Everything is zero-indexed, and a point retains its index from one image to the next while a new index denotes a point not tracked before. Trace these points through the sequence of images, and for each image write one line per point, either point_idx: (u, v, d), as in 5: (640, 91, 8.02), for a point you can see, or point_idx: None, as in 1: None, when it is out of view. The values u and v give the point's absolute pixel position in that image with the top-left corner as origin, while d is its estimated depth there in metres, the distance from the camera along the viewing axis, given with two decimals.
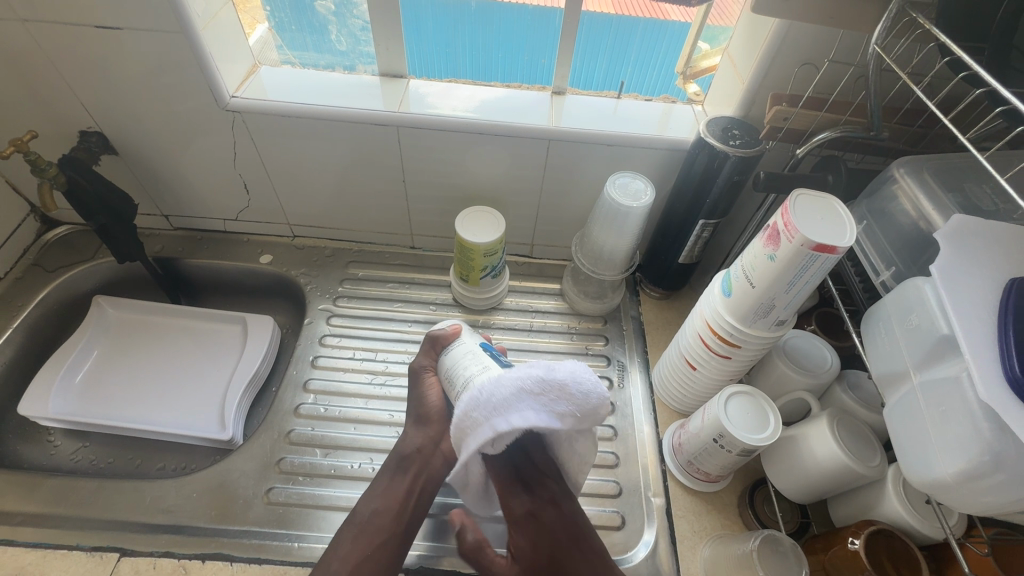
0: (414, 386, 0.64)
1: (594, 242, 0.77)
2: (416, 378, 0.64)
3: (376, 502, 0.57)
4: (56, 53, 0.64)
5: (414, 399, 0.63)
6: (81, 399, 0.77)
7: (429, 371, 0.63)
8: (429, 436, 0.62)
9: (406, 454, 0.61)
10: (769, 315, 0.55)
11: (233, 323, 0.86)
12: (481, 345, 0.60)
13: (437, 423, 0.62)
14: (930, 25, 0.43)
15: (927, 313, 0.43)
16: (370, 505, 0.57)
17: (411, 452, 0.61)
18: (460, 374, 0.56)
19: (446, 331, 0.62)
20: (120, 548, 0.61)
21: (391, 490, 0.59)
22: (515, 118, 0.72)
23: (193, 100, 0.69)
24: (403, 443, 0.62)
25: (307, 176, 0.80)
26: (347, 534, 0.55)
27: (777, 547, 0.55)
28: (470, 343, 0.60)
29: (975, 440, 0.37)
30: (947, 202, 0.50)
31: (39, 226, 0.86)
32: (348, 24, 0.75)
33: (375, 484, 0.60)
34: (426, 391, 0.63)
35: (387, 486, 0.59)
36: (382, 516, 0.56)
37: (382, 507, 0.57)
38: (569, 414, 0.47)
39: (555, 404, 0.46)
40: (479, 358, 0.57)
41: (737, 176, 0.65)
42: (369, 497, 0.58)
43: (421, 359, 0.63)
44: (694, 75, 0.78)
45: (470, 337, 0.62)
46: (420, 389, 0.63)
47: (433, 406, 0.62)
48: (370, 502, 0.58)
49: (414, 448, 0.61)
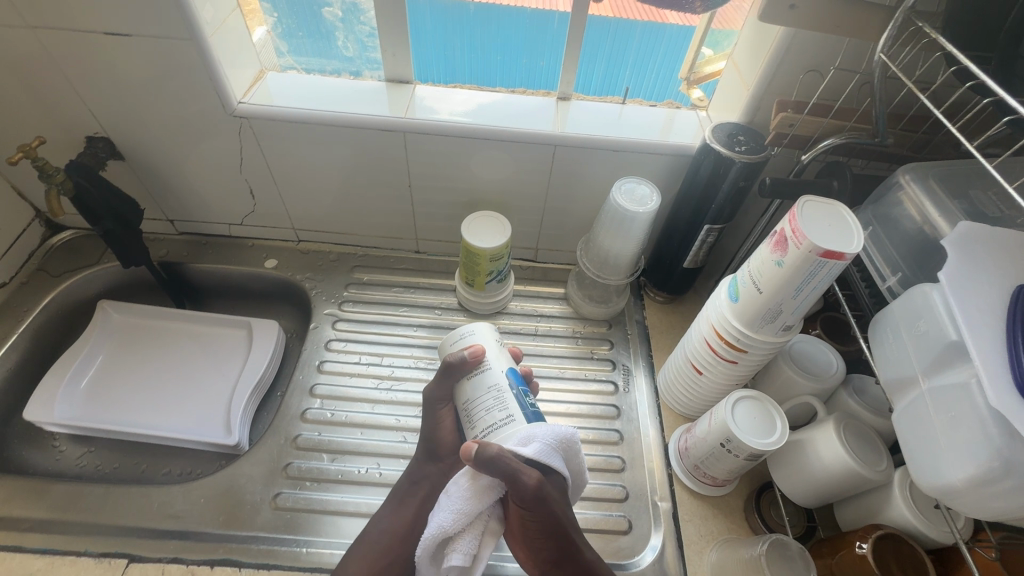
0: (427, 414, 0.61)
1: (599, 246, 0.77)
2: (431, 409, 0.60)
3: (385, 524, 0.60)
4: (64, 59, 0.65)
5: (425, 431, 0.61)
6: (86, 404, 0.77)
7: (446, 401, 0.59)
8: (436, 466, 0.62)
9: (415, 480, 0.62)
10: (776, 320, 0.55)
11: (238, 327, 0.86)
12: (508, 373, 0.55)
13: (447, 455, 0.61)
14: (935, 34, 0.44)
15: (936, 320, 0.44)
16: (378, 527, 0.60)
17: (419, 478, 0.62)
18: (481, 419, 0.53)
19: (461, 358, 0.56)
20: (128, 554, 0.61)
21: (399, 513, 0.61)
22: (520, 124, 0.73)
23: (201, 106, 0.70)
24: (415, 468, 0.63)
25: (313, 182, 0.80)
26: (353, 554, 0.58)
27: (784, 552, 0.56)
28: (496, 372, 0.55)
29: (984, 446, 0.38)
30: (953, 208, 0.50)
31: (44, 230, 0.86)
32: (355, 30, 0.75)
33: (384, 506, 0.62)
34: (437, 420, 0.60)
35: (394, 509, 0.61)
36: (388, 538, 0.59)
37: (391, 529, 0.60)
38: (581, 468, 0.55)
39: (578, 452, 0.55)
40: (504, 403, 0.53)
41: (743, 181, 0.65)
42: (379, 517, 0.61)
43: (435, 390, 0.58)
44: (698, 80, 0.78)
45: (499, 359, 0.57)
46: (431, 419, 0.60)
47: (445, 438, 0.61)
48: (378, 522, 0.60)
49: (422, 474, 0.62)
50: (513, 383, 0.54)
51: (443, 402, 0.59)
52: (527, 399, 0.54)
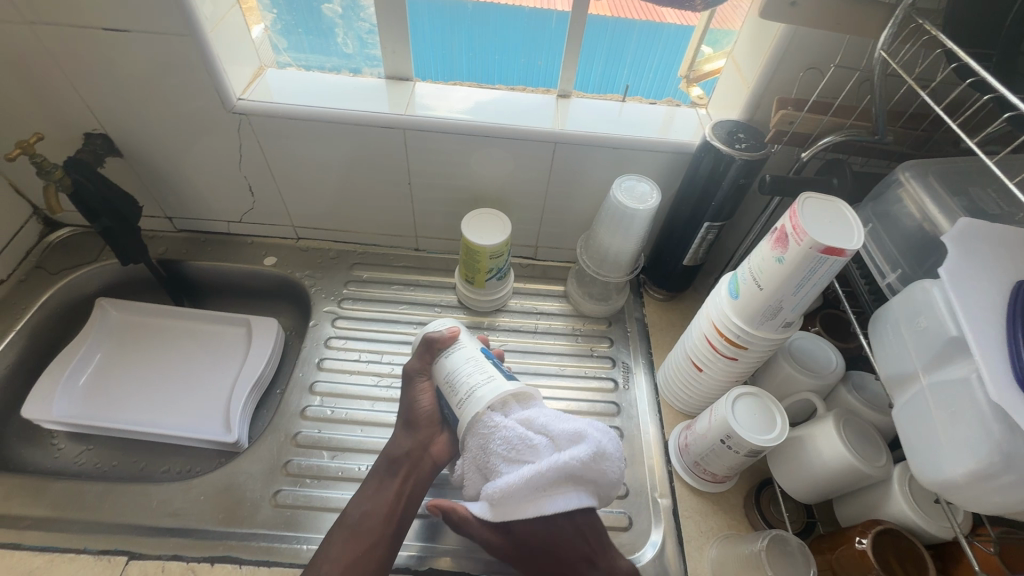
0: (405, 389, 0.63)
1: (598, 244, 0.78)
2: (409, 384, 0.62)
3: (367, 506, 0.58)
4: (63, 55, 0.64)
5: (405, 405, 0.62)
6: (84, 402, 0.76)
7: (423, 374, 0.62)
8: (415, 441, 0.61)
9: (394, 459, 0.60)
10: (777, 317, 0.55)
11: (238, 325, 0.86)
12: (480, 347, 0.62)
13: (424, 427, 0.61)
14: (936, 31, 0.44)
15: (936, 315, 0.44)
16: (360, 509, 0.57)
17: (399, 456, 0.60)
18: (462, 382, 0.57)
19: (440, 333, 0.61)
20: (128, 551, 0.61)
21: (381, 494, 0.59)
22: (520, 121, 0.73)
23: (200, 102, 0.69)
24: (392, 446, 0.62)
25: (312, 179, 0.80)
26: (336, 539, 0.55)
27: (784, 548, 0.56)
28: (470, 346, 0.61)
29: (985, 441, 0.38)
30: (952, 205, 0.50)
31: (42, 227, 0.86)
32: (355, 27, 0.75)
33: (364, 488, 0.60)
34: (417, 394, 0.62)
35: (376, 491, 0.59)
36: (370, 521, 0.56)
37: (373, 511, 0.57)
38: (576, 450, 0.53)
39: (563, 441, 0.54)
40: (482, 367, 0.58)
41: (743, 179, 0.65)
42: (359, 501, 0.58)
43: (413, 364, 0.62)
44: (698, 78, 0.78)
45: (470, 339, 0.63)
46: (409, 393, 0.62)
47: (424, 410, 0.61)
48: (360, 506, 0.58)
49: (403, 452, 0.60)
50: (485, 355, 0.60)
51: (420, 379, 0.62)
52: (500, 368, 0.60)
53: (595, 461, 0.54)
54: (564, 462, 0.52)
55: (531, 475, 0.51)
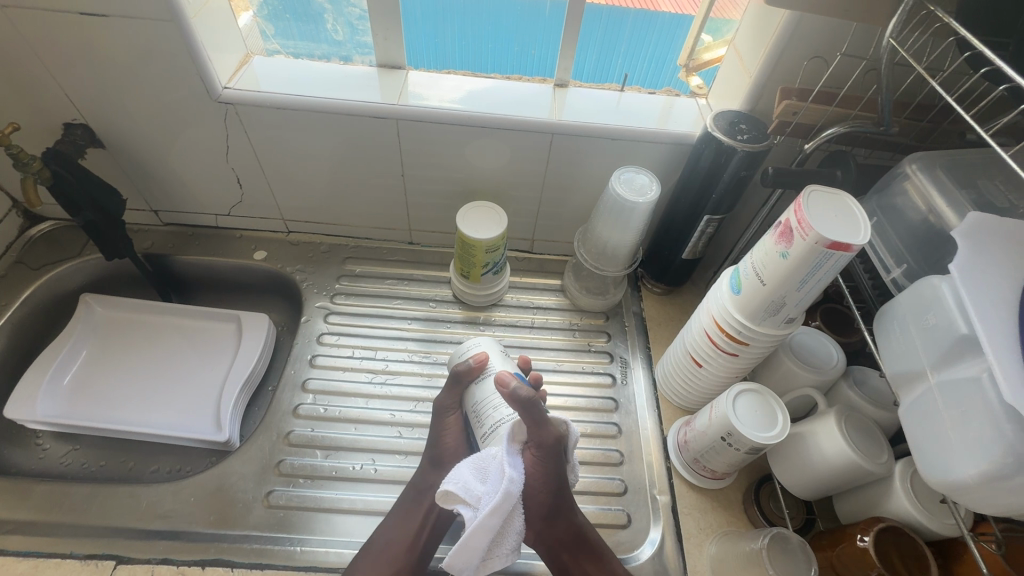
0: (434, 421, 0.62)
1: (597, 238, 0.76)
2: (438, 418, 0.62)
3: (390, 534, 0.57)
4: (39, 42, 0.62)
5: (432, 439, 0.62)
6: (69, 401, 0.74)
7: (452, 410, 0.62)
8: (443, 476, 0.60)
9: (422, 490, 0.60)
10: (779, 312, 0.54)
11: (227, 321, 0.84)
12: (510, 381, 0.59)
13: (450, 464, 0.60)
14: (948, 19, 0.43)
15: (945, 313, 0.43)
16: (385, 537, 0.57)
17: (424, 487, 0.60)
18: (488, 416, 0.57)
19: (466, 367, 0.60)
20: (115, 555, 0.59)
21: (405, 524, 0.58)
22: (517, 112, 0.71)
23: (185, 91, 0.67)
24: (421, 477, 0.62)
25: (302, 171, 0.78)
26: (359, 565, 0.56)
27: (785, 545, 0.55)
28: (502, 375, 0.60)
29: (997, 442, 0.37)
30: (961, 198, 0.49)
31: (22, 221, 0.83)
32: (345, 13, 0.72)
33: (391, 516, 0.60)
34: (444, 427, 0.61)
35: (401, 519, 0.59)
36: (394, 550, 0.56)
37: (396, 541, 0.57)
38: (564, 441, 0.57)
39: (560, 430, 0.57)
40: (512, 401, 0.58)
41: (744, 171, 0.64)
42: (386, 527, 0.58)
43: (447, 399, 0.62)
44: (697, 67, 0.77)
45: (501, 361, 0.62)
46: (439, 428, 0.61)
47: (449, 446, 0.60)
48: (385, 532, 0.58)
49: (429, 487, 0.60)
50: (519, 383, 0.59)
51: (452, 410, 0.62)
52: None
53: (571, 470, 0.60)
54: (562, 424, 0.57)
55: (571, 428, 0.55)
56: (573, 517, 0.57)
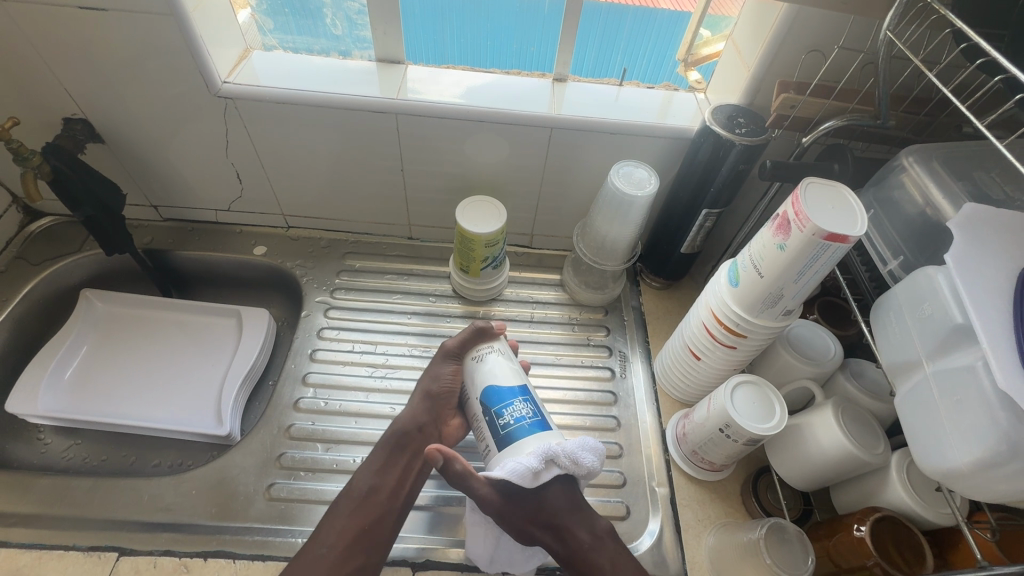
0: (436, 362, 0.65)
1: (596, 232, 0.76)
2: (441, 360, 0.65)
3: (375, 478, 0.59)
4: (38, 36, 0.62)
5: (427, 378, 0.65)
6: (71, 396, 0.75)
7: (455, 356, 0.64)
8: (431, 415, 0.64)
9: (408, 433, 0.62)
10: (777, 305, 0.55)
11: (228, 315, 0.84)
12: (496, 387, 0.59)
13: (445, 401, 0.64)
14: (944, 10, 0.43)
15: (940, 303, 0.43)
16: (367, 481, 0.59)
17: (412, 429, 0.62)
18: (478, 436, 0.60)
19: (486, 330, 0.64)
20: (118, 547, 0.60)
21: (391, 466, 0.60)
22: (516, 106, 0.71)
23: (184, 86, 0.67)
24: (401, 421, 0.63)
25: (302, 166, 0.78)
26: (345, 509, 0.57)
27: (782, 535, 0.56)
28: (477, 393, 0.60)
29: (991, 430, 0.38)
30: (957, 190, 0.50)
31: (22, 217, 0.83)
32: (344, 7, 0.73)
33: (370, 459, 0.61)
34: (444, 372, 0.64)
35: (385, 463, 0.60)
36: (378, 493, 0.58)
37: (382, 484, 0.59)
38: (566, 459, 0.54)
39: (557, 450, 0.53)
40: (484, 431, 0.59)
41: (743, 164, 0.64)
42: (366, 471, 0.60)
43: (455, 346, 0.64)
44: (695, 63, 0.76)
45: (488, 369, 0.61)
46: (440, 368, 0.65)
47: (445, 386, 0.64)
48: (366, 476, 0.59)
49: (415, 427, 0.62)
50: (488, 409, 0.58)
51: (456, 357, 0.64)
52: (517, 409, 0.57)
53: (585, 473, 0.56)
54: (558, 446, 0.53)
55: (531, 459, 0.52)
56: (567, 542, 0.54)
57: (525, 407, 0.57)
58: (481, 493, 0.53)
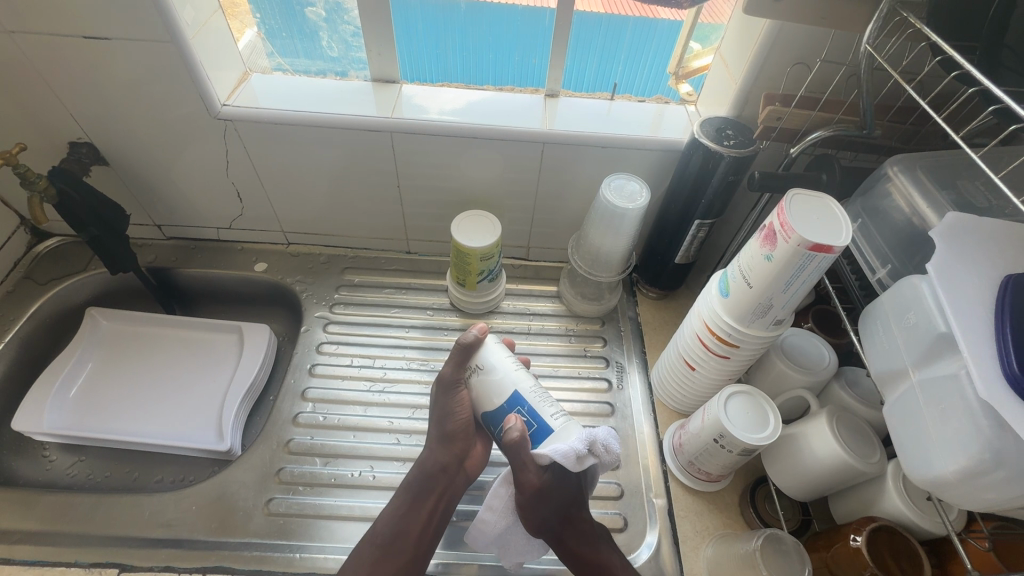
0: (441, 397, 0.61)
1: (589, 244, 0.77)
2: (446, 392, 0.61)
3: (400, 524, 0.57)
4: (45, 65, 0.64)
5: (440, 412, 0.61)
6: (76, 412, 0.76)
7: (460, 384, 0.60)
8: (452, 454, 0.61)
9: (430, 473, 0.60)
10: (767, 314, 0.55)
11: (230, 331, 0.85)
12: (514, 392, 0.56)
13: (460, 436, 0.62)
14: (921, 25, 0.44)
15: (924, 312, 0.44)
16: (392, 527, 0.57)
17: (435, 472, 0.60)
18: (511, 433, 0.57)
19: (472, 342, 0.58)
20: (119, 564, 0.61)
21: (415, 511, 0.58)
22: (507, 122, 0.72)
23: (185, 109, 0.69)
24: (427, 458, 0.61)
25: (302, 185, 0.80)
26: (368, 558, 0.56)
27: (779, 546, 0.55)
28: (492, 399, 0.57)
29: (975, 438, 0.38)
30: (940, 199, 0.50)
31: (30, 238, 0.85)
32: (338, 30, 0.75)
33: (393, 505, 0.59)
34: (454, 403, 0.61)
35: (409, 507, 0.59)
36: (404, 539, 0.57)
37: (407, 530, 0.57)
38: (596, 444, 0.54)
39: (588, 436, 0.54)
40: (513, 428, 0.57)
41: (732, 176, 0.65)
42: (391, 516, 0.58)
43: (452, 372, 0.60)
44: (686, 75, 0.78)
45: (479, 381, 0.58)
46: (448, 402, 0.61)
47: (459, 422, 0.61)
48: (389, 521, 0.58)
49: (439, 467, 0.61)
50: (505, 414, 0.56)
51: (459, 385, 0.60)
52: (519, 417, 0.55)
53: (604, 447, 0.55)
54: (585, 435, 0.54)
55: (577, 443, 0.52)
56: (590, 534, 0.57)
57: (521, 416, 0.55)
58: (525, 469, 0.54)
